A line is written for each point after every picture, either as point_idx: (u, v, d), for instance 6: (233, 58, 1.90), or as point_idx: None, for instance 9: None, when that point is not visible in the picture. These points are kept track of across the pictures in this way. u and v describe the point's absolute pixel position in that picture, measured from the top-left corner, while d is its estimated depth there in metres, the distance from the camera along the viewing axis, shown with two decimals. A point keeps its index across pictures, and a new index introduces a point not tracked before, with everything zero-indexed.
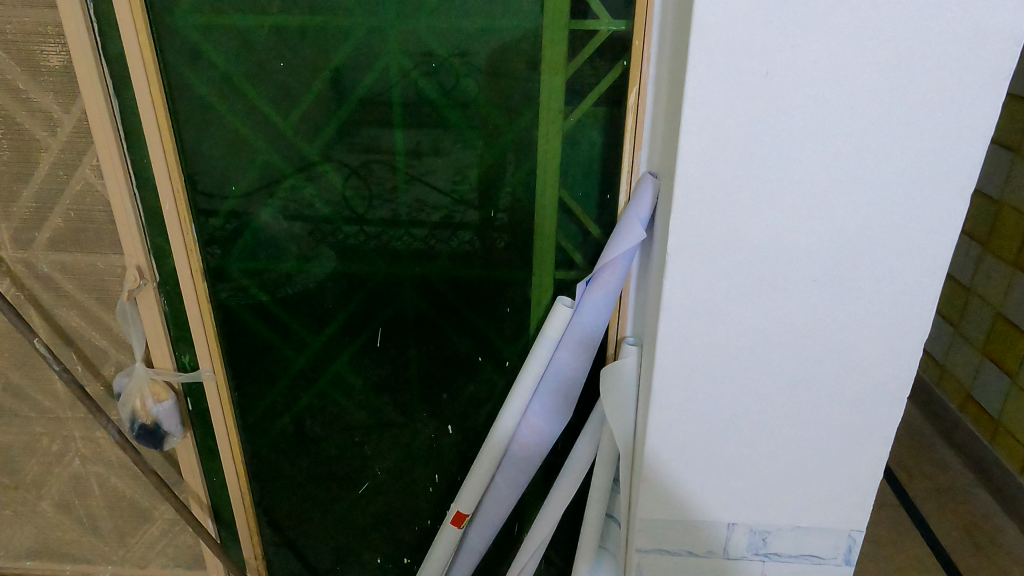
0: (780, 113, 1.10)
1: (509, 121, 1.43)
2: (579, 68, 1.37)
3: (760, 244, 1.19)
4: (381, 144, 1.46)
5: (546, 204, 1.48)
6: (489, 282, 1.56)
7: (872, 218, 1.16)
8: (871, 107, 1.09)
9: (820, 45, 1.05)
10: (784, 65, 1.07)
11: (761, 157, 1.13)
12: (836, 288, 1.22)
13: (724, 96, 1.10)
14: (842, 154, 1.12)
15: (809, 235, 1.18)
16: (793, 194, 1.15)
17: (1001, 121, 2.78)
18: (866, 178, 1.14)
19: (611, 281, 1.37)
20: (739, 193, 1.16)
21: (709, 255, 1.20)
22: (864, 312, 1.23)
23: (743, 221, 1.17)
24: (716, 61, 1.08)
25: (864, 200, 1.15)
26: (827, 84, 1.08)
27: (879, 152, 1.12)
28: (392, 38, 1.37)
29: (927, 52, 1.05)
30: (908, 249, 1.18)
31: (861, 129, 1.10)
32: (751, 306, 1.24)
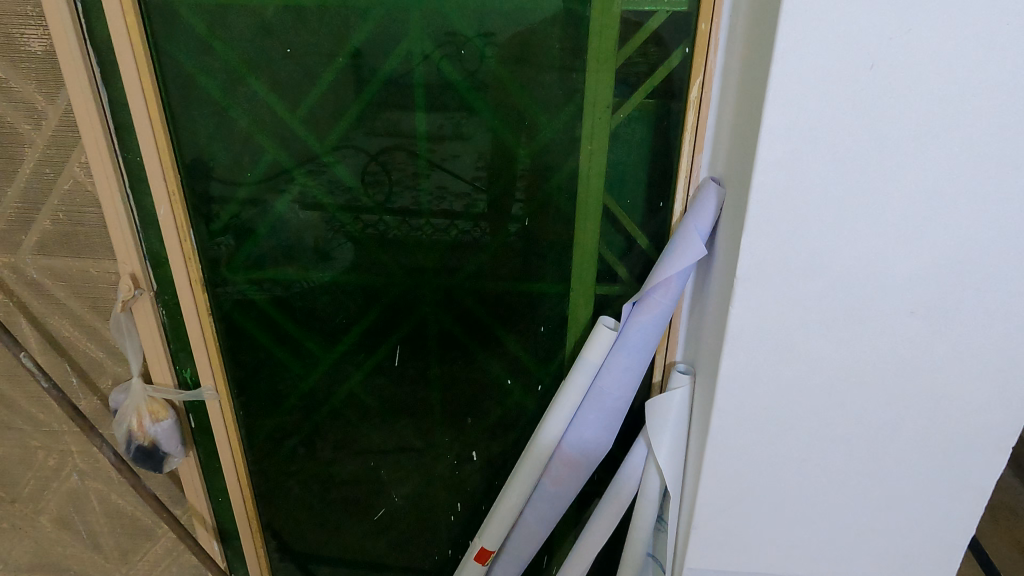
0: (885, 112, 0.90)
1: (548, 115, 1.24)
2: (630, 56, 1.18)
3: (847, 269, 1.00)
4: (408, 131, 1.28)
5: (588, 210, 1.30)
6: (521, 296, 1.39)
7: (990, 239, 0.96)
8: (1002, 105, 0.88)
9: (946, 25, 0.85)
10: (897, 51, 0.87)
11: (857, 165, 0.94)
12: (944, 319, 1.02)
13: (816, 90, 0.90)
14: (959, 162, 0.92)
15: (909, 259, 0.99)
16: (891, 211, 0.96)
17: None
18: (987, 192, 0.93)
19: (662, 303, 1.19)
20: (826, 208, 0.97)
21: (785, 280, 1.02)
22: (970, 348, 1.04)
23: (829, 240, 0.99)
24: (811, 45, 0.88)
25: (982, 217, 0.95)
26: (949, 75, 0.87)
27: (1007, 161, 0.91)
28: (415, 16, 1.18)
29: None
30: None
31: (987, 131, 0.90)
32: (833, 338, 1.05)
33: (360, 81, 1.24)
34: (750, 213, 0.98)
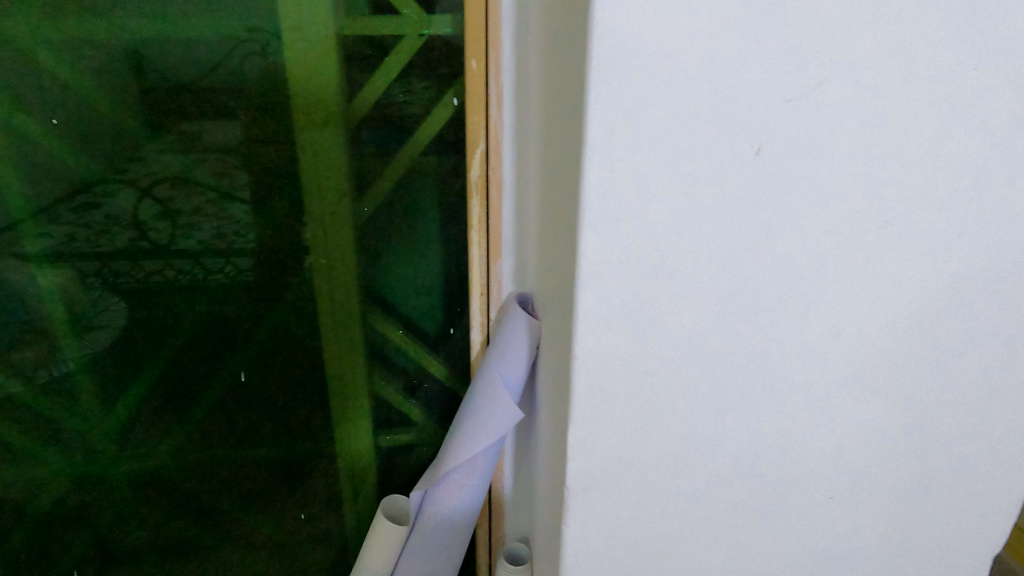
0: (794, 212, 0.49)
1: (249, 201, 0.75)
2: (364, 111, 0.72)
3: (739, 452, 0.59)
4: (209, 143, 0.72)
5: (339, 342, 0.82)
6: (260, 477, 0.89)
7: (971, 384, 0.58)
8: (998, 172, 0.49)
9: (905, 42, 0.45)
10: (812, 100, 0.45)
11: (744, 309, 0.52)
12: (873, 504, 0.63)
13: (669, 189, 0.47)
14: (922, 269, 0.53)
15: (818, 429, 0.59)
16: (807, 361, 0.56)
17: None
18: (971, 313, 0.54)
19: (470, 484, 0.77)
20: (704, 374, 0.55)
21: (636, 491, 0.60)
22: (934, 532, 0.66)
23: (708, 420, 0.57)
24: (660, 102, 0.44)
25: (961, 349, 0.56)
26: (906, 133, 0.47)
27: (1002, 263, 0.53)
28: (20, 34, 0.67)
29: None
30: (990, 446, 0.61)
31: (979, 215, 0.51)
32: (725, 552, 0.64)
33: (130, 66, 0.69)
34: (578, 396, 0.55)
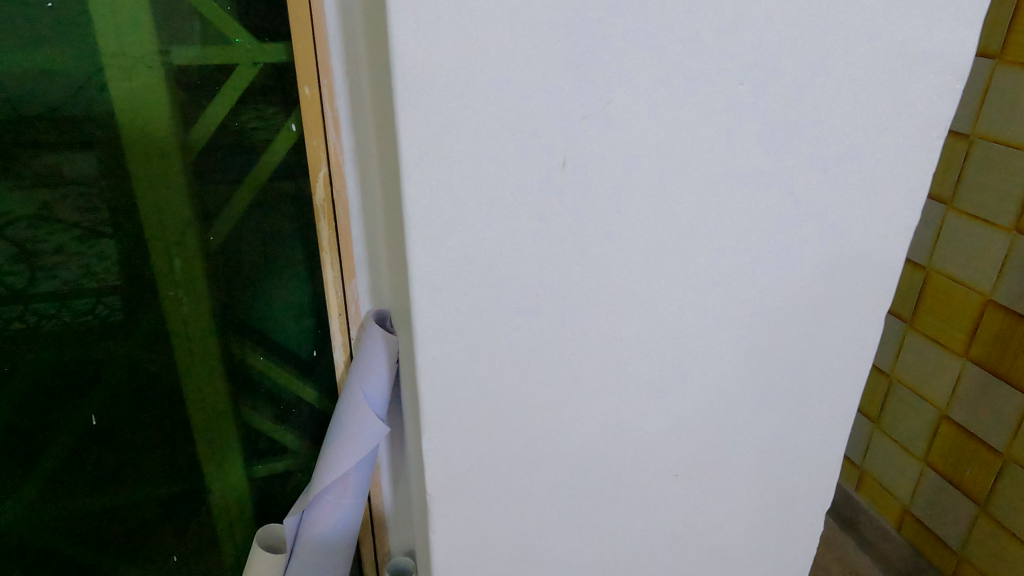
0: (604, 218, 0.53)
1: (97, 238, 0.72)
2: (205, 140, 0.72)
3: (587, 444, 0.63)
4: (73, 176, 0.70)
5: (200, 374, 0.81)
6: (127, 521, 0.86)
7: (785, 361, 0.65)
8: (777, 174, 0.55)
9: (681, 62, 0.49)
10: (604, 116, 0.50)
11: (571, 310, 0.56)
12: (713, 474, 0.69)
13: (483, 204, 0.50)
14: (726, 262, 0.58)
15: (653, 412, 0.64)
16: (636, 352, 0.60)
17: None
18: (772, 298, 0.61)
19: (344, 504, 0.77)
20: (543, 373, 0.58)
21: (492, 487, 0.63)
22: (771, 494, 0.73)
23: (552, 413, 0.61)
24: (464, 124, 0.48)
25: (769, 330, 0.62)
26: (692, 143, 0.52)
27: (793, 253, 0.59)
28: None
29: (899, 41, 0.52)
30: (805, 413, 0.68)
31: (769, 212, 0.57)
32: (586, 533, 0.68)
33: None
34: (427, 404, 0.57)
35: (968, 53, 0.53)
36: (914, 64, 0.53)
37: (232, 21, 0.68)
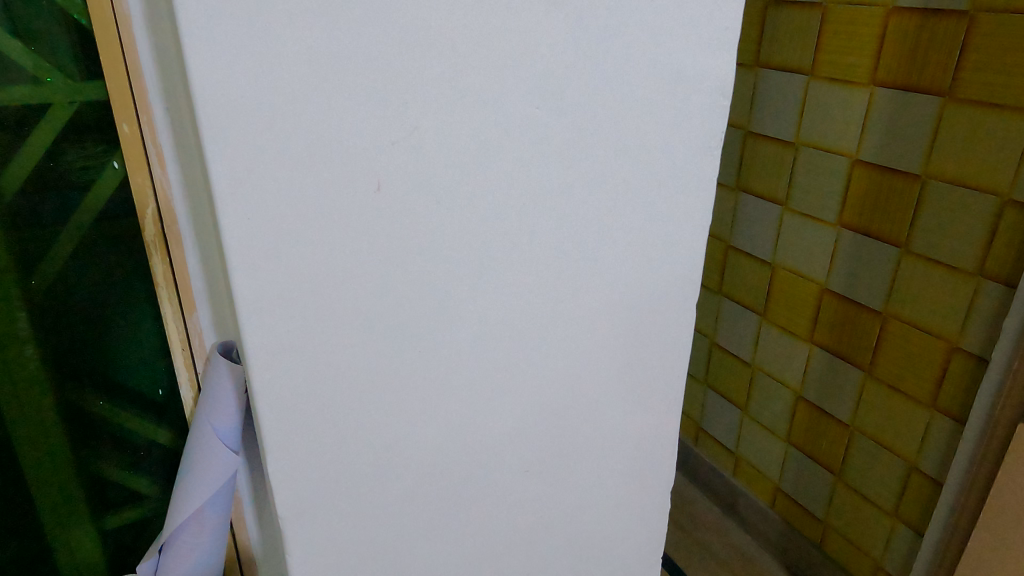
0: (426, 230, 0.57)
1: None
2: (24, 181, 0.70)
3: (437, 441, 0.66)
4: None
5: (35, 425, 0.78)
6: None
7: (610, 354, 0.71)
8: (580, 186, 0.62)
9: (479, 90, 0.55)
10: (412, 142, 0.54)
11: (404, 319, 0.60)
12: (559, 460, 0.74)
13: (306, 225, 0.53)
14: (544, 269, 0.64)
15: (497, 406, 0.68)
16: (471, 359, 0.64)
17: None
18: (591, 297, 0.67)
19: (203, 542, 0.74)
20: (383, 386, 0.61)
21: (347, 492, 0.64)
22: (618, 468, 0.79)
23: (399, 417, 0.63)
24: (275, 150, 0.50)
25: (593, 327, 0.69)
26: (499, 162, 0.58)
27: (604, 257, 0.66)
28: None
29: (670, 65, 0.61)
30: (635, 393, 0.76)
31: (578, 220, 0.63)
32: (445, 526, 0.71)
33: None
34: (270, 420, 0.58)
35: (725, 70, 0.63)
36: (686, 84, 0.62)
37: (41, 61, 0.66)
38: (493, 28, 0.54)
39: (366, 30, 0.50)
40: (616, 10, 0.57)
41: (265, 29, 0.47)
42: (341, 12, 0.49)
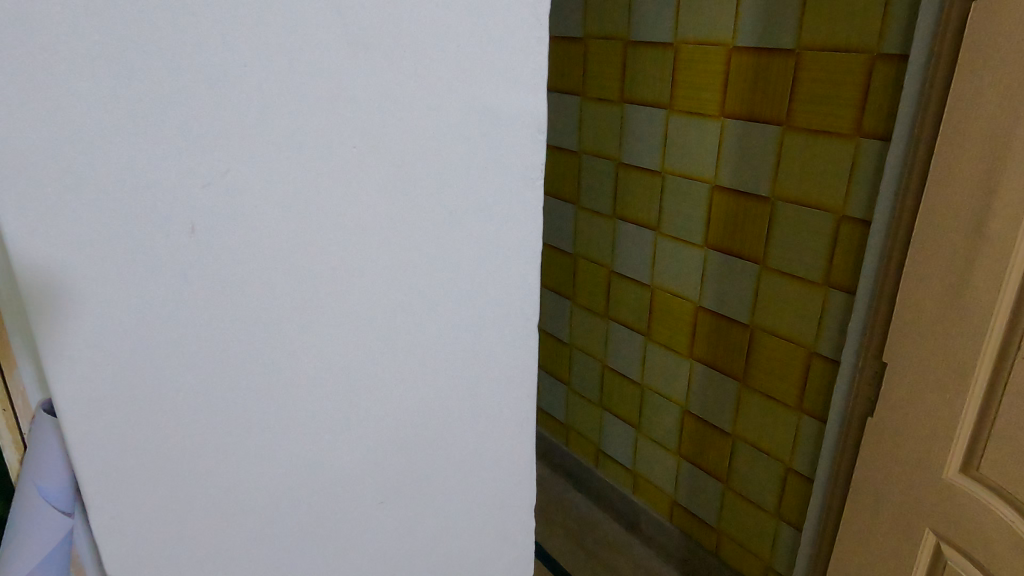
0: (245, 266, 0.60)
1: None
2: None
3: (273, 460, 0.70)
4: None
5: None
6: None
7: (453, 367, 0.78)
8: (407, 217, 0.67)
9: (296, 132, 0.58)
10: (225, 184, 0.57)
11: (229, 351, 0.62)
12: (400, 472, 0.79)
13: (115, 269, 0.55)
14: (379, 295, 0.69)
15: (333, 427, 0.72)
16: (314, 380, 0.68)
17: (589, 125, 2.90)
18: (429, 318, 0.73)
19: None
20: (226, 411, 0.65)
21: (182, 514, 0.66)
22: (460, 472, 0.85)
23: (232, 442, 0.66)
24: (74, 199, 0.51)
25: (434, 345, 0.75)
26: (321, 200, 0.62)
27: (438, 280, 0.72)
28: None
29: (482, 104, 0.67)
30: (470, 403, 0.82)
31: (408, 249, 0.68)
32: (287, 538, 0.74)
33: None
34: (90, 458, 0.60)
35: (526, 108, 0.71)
36: (499, 120, 0.69)
37: None
38: (299, 76, 0.57)
39: (166, 80, 0.52)
40: (420, 56, 0.62)
41: (63, 83, 0.49)
42: (140, 60, 0.51)
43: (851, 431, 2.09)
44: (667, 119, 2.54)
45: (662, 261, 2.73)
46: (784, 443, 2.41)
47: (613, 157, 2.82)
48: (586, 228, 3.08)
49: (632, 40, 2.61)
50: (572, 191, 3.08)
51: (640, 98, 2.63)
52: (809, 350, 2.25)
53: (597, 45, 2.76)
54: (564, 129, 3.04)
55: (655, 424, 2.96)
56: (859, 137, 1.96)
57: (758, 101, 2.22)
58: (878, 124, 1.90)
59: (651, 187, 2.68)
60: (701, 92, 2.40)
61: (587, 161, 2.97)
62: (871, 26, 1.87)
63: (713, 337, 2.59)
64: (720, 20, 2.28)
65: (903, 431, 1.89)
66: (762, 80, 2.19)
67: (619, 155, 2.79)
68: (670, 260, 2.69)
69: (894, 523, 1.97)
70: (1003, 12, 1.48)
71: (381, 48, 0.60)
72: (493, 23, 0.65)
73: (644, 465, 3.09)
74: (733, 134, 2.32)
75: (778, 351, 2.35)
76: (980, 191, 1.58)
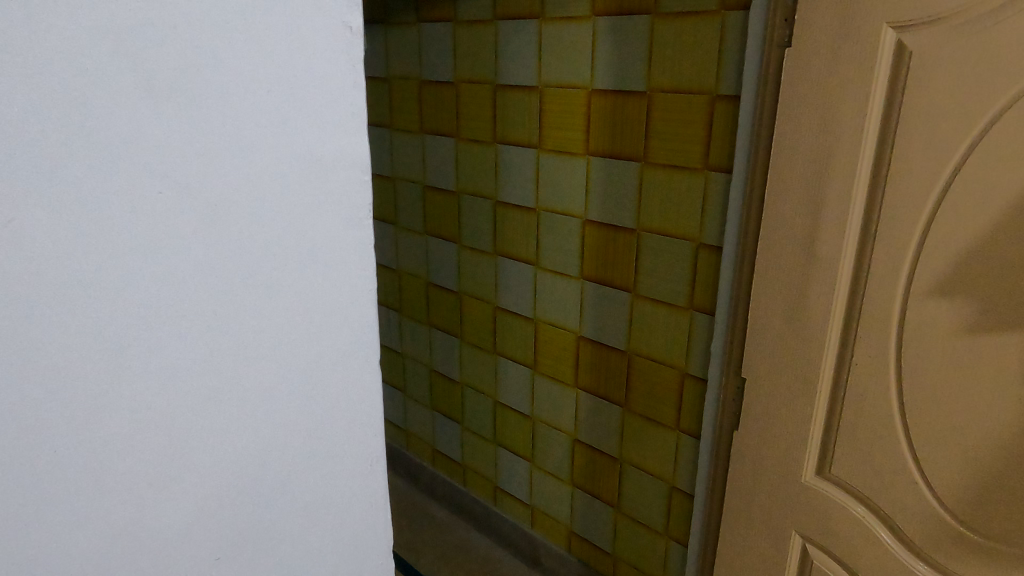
0: (41, 323, 0.55)
1: None
2: None
3: (96, 535, 0.63)
4: None
5: None
6: None
7: (292, 416, 0.75)
8: (225, 264, 0.64)
9: (96, 179, 0.55)
10: (7, 237, 0.52)
11: (30, 419, 0.56)
12: (248, 528, 0.75)
13: None
14: (198, 347, 0.65)
15: (164, 488, 0.67)
16: (129, 441, 0.63)
17: (464, 165, 2.97)
18: (259, 368, 0.70)
19: None
20: (33, 485, 0.58)
21: None
22: (317, 523, 0.81)
23: (41, 520, 0.59)
24: None
25: (274, 391, 0.72)
26: (125, 250, 0.58)
27: (267, 327, 0.69)
28: None
29: (303, 146, 0.67)
30: (321, 451, 0.79)
31: (235, 295, 0.66)
32: None
33: None
34: None
35: (353, 151, 0.71)
36: (325, 164, 0.69)
37: None
38: (93, 119, 0.54)
39: None
40: (233, 101, 0.61)
41: None
42: None
43: (722, 445, 2.21)
44: (538, 158, 2.64)
45: (542, 295, 2.80)
46: (666, 462, 2.50)
47: (489, 196, 2.89)
48: (467, 266, 3.12)
49: (499, 84, 2.71)
50: (452, 229, 3.12)
51: (512, 139, 2.73)
52: (681, 371, 2.37)
53: (467, 88, 2.85)
54: (442, 170, 3.08)
55: (548, 456, 3.00)
56: (707, 171, 2.12)
57: (618, 140, 2.36)
58: (723, 159, 2.07)
59: (528, 224, 2.77)
60: (567, 132, 2.52)
61: (464, 200, 3.02)
62: (709, 71, 2.05)
63: (595, 365, 2.67)
64: (578, 65, 2.42)
65: (768, 439, 2.03)
66: (620, 120, 2.33)
67: (495, 193, 2.86)
68: (549, 293, 2.77)
69: (770, 527, 2.10)
70: (805, 65, 1.72)
71: (187, 91, 0.58)
72: (313, 71, 0.65)
73: (540, 497, 3.11)
74: (598, 170, 2.45)
75: (654, 375, 2.46)
76: (805, 218, 1.79)
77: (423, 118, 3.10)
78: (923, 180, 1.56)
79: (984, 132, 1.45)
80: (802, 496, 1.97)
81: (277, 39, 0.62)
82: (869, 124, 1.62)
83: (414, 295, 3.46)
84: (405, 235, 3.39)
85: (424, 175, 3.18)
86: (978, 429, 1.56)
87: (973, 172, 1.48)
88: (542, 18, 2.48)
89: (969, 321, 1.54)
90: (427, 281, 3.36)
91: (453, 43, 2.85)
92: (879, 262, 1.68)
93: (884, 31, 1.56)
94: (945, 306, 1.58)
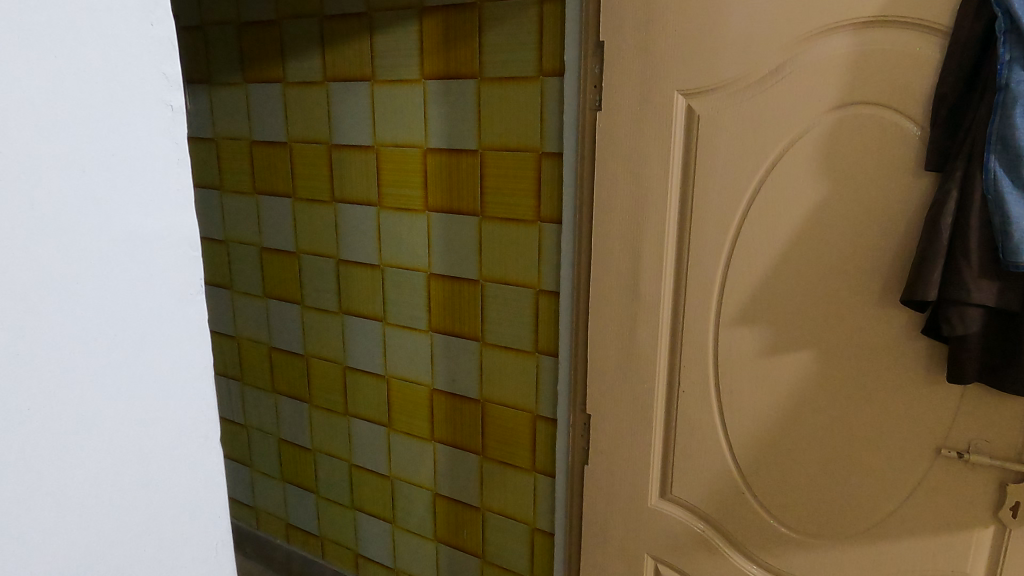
0: None
1: None
2: None
3: None
4: None
5: None
6: None
7: (130, 513, 0.68)
8: (42, 353, 0.59)
9: None
10: None
11: None
12: None
13: None
14: (11, 454, 0.58)
15: None
16: None
17: (302, 226, 2.91)
18: (86, 468, 0.64)
19: None
20: None
21: None
22: None
23: None
24: None
25: (107, 486, 0.66)
26: None
27: (94, 422, 0.64)
28: None
29: (124, 225, 0.64)
30: (165, 546, 0.72)
31: (60, 381, 0.61)
32: None
33: None
34: None
35: (182, 228, 0.70)
36: (152, 241, 0.67)
37: None
38: None
39: None
40: (43, 176, 0.57)
41: None
42: None
43: (576, 481, 2.31)
44: (378, 216, 2.67)
45: (392, 351, 2.79)
46: (526, 505, 2.55)
47: (331, 255, 2.85)
48: (312, 328, 3.03)
49: (334, 144, 2.72)
50: (294, 291, 3.03)
51: (350, 198, 2.73)
52: (532, 414, 2.45)
53: (300, 149, 2.82)
54: (278, 230, 3.00)
55: (409, 514, 2.94)
56: (539, 222, 2.26)
57: (455, 196, 2.45)
58: (551, 210, 2.22)
59: (372, 281, 2.76)
60: (406, 190, 2.57)
61: (304, 261, 2.95)
62: (533, 131, 2.20)
63: (449, 416, 2.69)
64: (412, 126, 2.50)
65: (617, 468, 2.15)
66: (456, 178, 2.43)
67: (336, 252, 2.83)
68: (399, 349, 2.77)
69: (624, 553, 2.22)
70: (615, 125, 1.92)
71: None
72: (133, 147, 0.64)
73: (404, 560, 3.02)
74: (438, 226, 2.52)
75: (507, 420, 2.53)
76: (629, 262, 1.97)
77: (256, 179, 3.01)
78: (720, 224, 1.79)
79: (760, 183, 1.72)
80: (653, 519, 2.11)
81: (92, 115, 0.60)
82: (671, 176, 1.84)
83: (256, 362, 3.28)
84: (243, 299, 3.23)
85: (260, 237, 3.07)
86: (783, 435, 1.81)
87: (756, 215, 1.74)
88: (373, 81, 2.54)
89: (768, 343, 1.78)
90: (269, 347, 3.21)
91: (283, 104, 2.82)
92: (691, 297, 1.88)
93: (675, 97, 1.79)
94: (749, 332, 1.80)
